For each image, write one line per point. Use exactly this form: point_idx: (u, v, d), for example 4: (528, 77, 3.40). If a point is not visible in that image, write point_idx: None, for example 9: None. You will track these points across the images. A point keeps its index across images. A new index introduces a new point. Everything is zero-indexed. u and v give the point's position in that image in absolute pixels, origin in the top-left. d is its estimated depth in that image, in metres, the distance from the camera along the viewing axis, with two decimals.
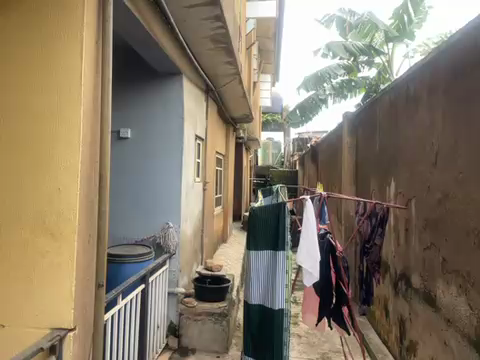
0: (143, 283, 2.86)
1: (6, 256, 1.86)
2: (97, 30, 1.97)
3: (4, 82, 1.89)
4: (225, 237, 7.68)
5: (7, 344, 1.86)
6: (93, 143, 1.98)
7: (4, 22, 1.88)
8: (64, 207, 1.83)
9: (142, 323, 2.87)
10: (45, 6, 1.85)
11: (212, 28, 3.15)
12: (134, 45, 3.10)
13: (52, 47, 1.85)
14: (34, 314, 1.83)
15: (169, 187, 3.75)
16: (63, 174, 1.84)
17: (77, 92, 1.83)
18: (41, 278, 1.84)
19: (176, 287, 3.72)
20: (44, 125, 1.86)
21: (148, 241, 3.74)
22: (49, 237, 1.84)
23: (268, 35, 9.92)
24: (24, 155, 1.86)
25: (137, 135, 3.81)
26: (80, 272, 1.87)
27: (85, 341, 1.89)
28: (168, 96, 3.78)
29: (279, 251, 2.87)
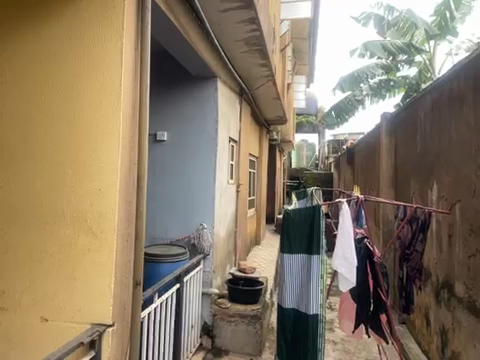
0: (178, 282, 2.92)
1: (51, 253, 1.96)
2: (136, 36, 2.03)
3: (50, 88, 1.99)
4: (259, 240, 7.67)
5: (51, 338, 1.95)
6: (132, 146, 2.04)
7: (50, 31, 1.98)
8: (104, 207, 1.91)
9: (176, 322, 2.93)
10: (88, 14, 1.93)
11: (246, 31, 3.17)
12: (171, 50, 3.19)
13: (93, 53, 1.94)
14: (75, 309, 1.92)
15: (204, 188, 3.80)
16: (103, 175, 1.92)
17: (116, 96, 1.91)
18: (82, 275, 1.92)
19: (210, 287, 3.76)
20: (85, 128, 1.94)
21: (182, 241, 3.81)
22: (90, 236, 1.92)
23: (303, 36, 9.83)
24: (67, 157, 1.96)
25: (172, 137, 3.89)
26: (119, 270, 1.93)
27: (123, 338, 1.96)
28: (203, 99, 3.83)
29: (314, 255, 2.84)
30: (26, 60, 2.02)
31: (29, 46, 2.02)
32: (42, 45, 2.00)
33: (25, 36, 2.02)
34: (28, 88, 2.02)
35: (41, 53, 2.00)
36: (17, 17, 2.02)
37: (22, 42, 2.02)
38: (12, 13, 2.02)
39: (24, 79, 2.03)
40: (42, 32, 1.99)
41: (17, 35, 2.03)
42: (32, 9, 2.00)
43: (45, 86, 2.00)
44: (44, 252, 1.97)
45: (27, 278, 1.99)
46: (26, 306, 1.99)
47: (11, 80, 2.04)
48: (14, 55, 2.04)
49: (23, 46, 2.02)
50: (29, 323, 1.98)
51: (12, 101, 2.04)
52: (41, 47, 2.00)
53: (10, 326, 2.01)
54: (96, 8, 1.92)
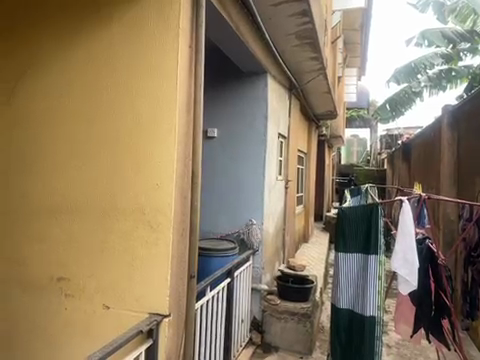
0: (229, 277, 2.95)
1: (111, 245, 2.07)
2: (191, 35, 2.07)
3: (109, 86, 2.08)
4: (307, 237, 7.54)
5: (111, 325, 2.05)
6: (187, 143, 2.08)
7: (107, 32, 2.07)
8: (161, 202, 1.97)
9: (227, 316, 2.97)
10: (146, 15, 2.00)
11: (298, 23, 3.10)
12: (223, 48, 3.23)
13: (150, 52, 2.00)
14: (134, 298, 2.01)
15: (253, 185, 3.80)
16: (160, 171, 1.98)
17: (172, 94, 1.95)
18: (141, 266, 2.00)
19: (259, 283, 3.79)
20: (143, 125, 2.01)
21: (232, 235, 3.86)
22: (148, 229, 1.99)
23: (355, 27, 9.45)
24: (126, 153, 2.04)
25: (222, 133, 3.93)
26: (175, 263, 1.99)
27: (178, 328, 2.02)
28: (252, 96, 3.83)
29: (371, 255, 2.74)
30: (88, 61, 2.12)
31: (88, 47, 2.12)
32: (100, 46, 2.09)
33: (84, 38, 2.12)
34: (89, 87, 2.12)
35: (99, 54, 2.10)
36: (78, 21, 2.12)
37: (81, 43, 2.13)
38: (71, 17, 2.14)
39: (83, 79, 2.13)
40: (99, 34, 2.09)
41: (77, 37, 2.14)
42: (90, 13, 2.10)
43: (104, 85, 2.09)
44: (106, 243, 2.08)
45: (91, 267, 2.11)
46: (89, 294, 2.11)
47: (72, 81, 2.15)
48: (74, 57, 2.15)
49: (83, 48, 2.12)
50: (91, 310, 2.10)
51: (73, 101, 2.15)
52: (100, 47, 2.09)
53: (75, 312, 2.13)
54: (152, 9, 1.98)
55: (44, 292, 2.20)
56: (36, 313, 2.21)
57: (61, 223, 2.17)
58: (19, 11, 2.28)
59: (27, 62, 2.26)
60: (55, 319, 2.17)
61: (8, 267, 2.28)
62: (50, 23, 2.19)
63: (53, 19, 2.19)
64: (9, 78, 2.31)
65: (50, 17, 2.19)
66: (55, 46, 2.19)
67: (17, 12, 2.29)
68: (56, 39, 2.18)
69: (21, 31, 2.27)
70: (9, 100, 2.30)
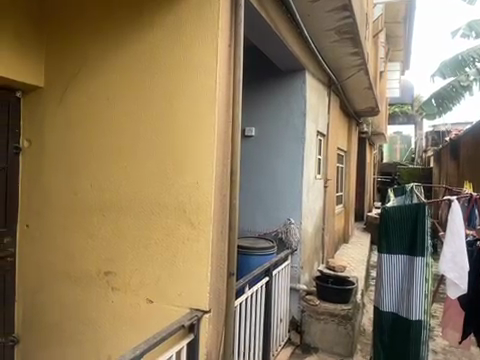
0: (268, 276, 2.94)
1: (154, 242, 2.14)
2: (229, 35, 2.10)
3: (152, 86, 2.15)
4: (347, 238, 7.34)
5: (155, 318, 2.13)
6: (226, 142, 2.11)
7: (151, 33, 2.14)
8: (201, 200, 2.02)
9: (266, 315, 2.96)
10: (186, 17, 2.05)
11: (337, 19, 3.04)
12: (262, 47, 3.23)
13: (190, 53, 2.05)
14: (176, 293, 2.07)
15: (291, 184, 3.77)
16: (200, 170, 2.02)
17: (212, 94, 1.99)
18: (182, 262, 2.06)
19: (297, 283, 3.77)
20: (186, 124, 2.06)
21: (270, 234, 3.85)
22: (189, 226, 2.05)
23: (397, 19, 9.09)
24: (169, 152, 2.10)
25: (261, 132, 3.92)
26: (214, 260, 2.03)
27: (218, 324, 2.05)
28: (289, 94, 3.80)
29: (417, 257, 2.66)
30: (131, 63, 2.20)
31: (131, 49, 2.20)
32: (142, 48, 2.17)
33: (127, 41, 2.21)
34: (132, 89, 2.20)
35: (142, 55, 2.17)
36: (123, 25, 2.21)
37: (125, 46, 2.21)
38: (118, 20, 2.22)
39: (128, 81, 2.21)
40: (143, 35, 2.16)
41: (121, 41, 2.22)
42: (133, 17, 2.18)
43: (148, 85, 2.16)
44: (149, 238, 2.16)
45: (135, 262, 2.20)
46: (134, 287, 2.20)
47: (116, 83, 2.24)
48: (118, 61, 2.23)
49: (127, 52, 2.21)
50: (136, 304, 2.19)
51: (117, 103, 2.24)
52: (142, 49, 2.17)
53: (121, 305, 2.23)
54: (191, 11, 2.03)
55: (92, 285, 2.32)
56: (86, 305, 2.33)
57: (108, 219, 2.27)
58: (65, 17, 2.38)
59: (75, 67, 2.36)
60: (103, 312, 2.28)
61: (60, 261, 2.41)
62: (95, 29, 2.29)
63: (99, 22, 2.27)
64: (59, 81, 2.41)
65: (97, 21, 2.28)
66: (102, 49, 2.27)
67: (62, 18, 2.39)
68: (103, 42, 2.26)
69: (70, 35, 2.36)
70: (59, 103, 2.40)
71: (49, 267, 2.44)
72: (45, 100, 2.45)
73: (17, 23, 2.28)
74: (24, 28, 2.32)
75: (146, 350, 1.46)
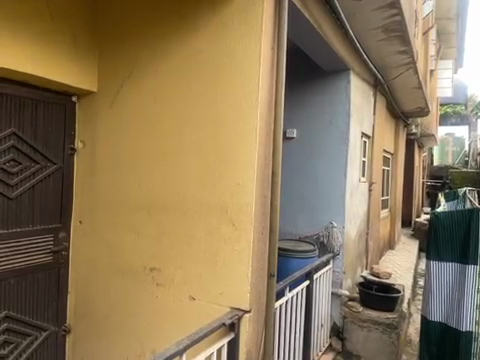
0: (308, 279, 2.90)
1: (196, 241, 2.20)
2: (273, 38, 2.12)
3: (197, 89, 2.21)
4: (392, 244, 7.04)
5: (197, 315, 2.18)
6: (268, 144, 2.12)
7: (196, 38, 2.20)
8: (242, 200, 2.05)
9: (307, 319, 2.92)
10: (230, 22, 2.10)
11: (384, 17, 2.95)
12: (305, 49, 3.21)
13: (234, 56, 2.09)
14: (217, 292, 2.11)
15: (334, 186, 3.69)
16: (242, 171, 2.05)
17: (255, 96, 2.02)
18: (224, 261, 2.10)
19: (339, 289, 3.68)
20: (228, 126, 2.10)
21: (311, 238, 3.77)
22: (231, 226, 2.08)
23: (449, 15, 8.58)
24: (212, 153, 2.15)
25: (302, 134, 3.86)
26: (255, 261, 2.05)
27: (258, 325, 2.06)
28: (332, 94, 3.73)
29: (469, 265, 2.52)
30: (177, 66, 2.28)
31: (177, 53, 2.28)
32: (187, 52, 2.24)
33: (173, 46, 2.29)
34: (177, 92, 2.28)
35: (187, 59, 2.24)
36: (169, 31, 2.30)
37: (171, 50, 2.30)
38: (165, 26, 2.31)
39: (173, 85, 2.29)
40: (189, 40, 2.23)
41: (168, 46, 2.31)
42: (179, 22, 2.26)
43: (193, 88, 2.22)
44: (192, 237, 2.22)
45: (178, 260, 2.27)
46: (178, 284, 2.27)
47: (163, 87, 2.33)
48: (165, 65, 2.32)
49: (173, 56, 2.29)
50: (179, 300, 2.26)
51: (163, 106, 2.33)
52: (187, 53, 2.24)
53: (166, 301, 2.31)
54: (235, 16, 2.08)
55: (138, 281, 2.42)
56: (133, 299, 2.44)
57: (154, 218, 2.36)
58: (116, 26, 2.51)
59: (125, 72, 2.48)
60: (149, 307, 2.37)
61: (109, 256, 2.54)
62: (143, 35, 2.40)
63: (148, 28, 2.38)
64: (111, 86, 2.54)
65: (146, 28, 2.39)
66: (150, 54, 2.37)
67: (114, 26, 2.52)
68: (151, 48, 2.37)
69: (121, 41, 2.49)
70: (111, 106, 2.54)
71: (99, 262, 2.57)
72: (97, 103, 2.59)
73: (74, 33, 2.45)
74: (80, 36, 2.48)
75: (189, 344, 1.53)
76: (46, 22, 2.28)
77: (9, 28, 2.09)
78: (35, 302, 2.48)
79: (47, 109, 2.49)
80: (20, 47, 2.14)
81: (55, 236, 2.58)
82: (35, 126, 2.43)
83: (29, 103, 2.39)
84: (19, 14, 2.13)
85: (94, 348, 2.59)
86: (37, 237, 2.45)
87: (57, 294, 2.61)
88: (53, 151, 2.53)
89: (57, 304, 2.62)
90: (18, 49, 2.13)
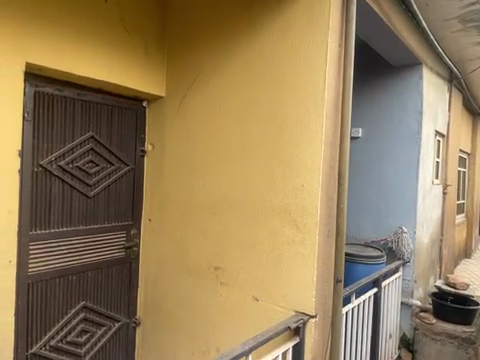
0: (376, 287, 2.75)
1: (259, 241, 2.20)
2: (340, 33, 2.05)
3: (261, 89, 2.21)
4: (469, 252, 6.43)
5: (259, 316, 2.19)
6: (334, 144, 2.05)
7: (260, 39, 2.21)
8: (307, 202, 2.00)
9: (374, 328, 2.77)
10: (295, 20, 2.07)
11: (462, 6, 2.71)
12: (374, 45, 3.03)
13: (299, 55, 2.05)
14: (281, 294, 2.09)
15: (405, 189, 3.46)
16: (307, 172, 2.00)
17: (321, 94, 1.97)
18: (288, 263, 2.07)
19: (410, 298, 3.41)
20: (293, 126, 2.07)
21: (378, 243, 3.55)
22: (295, 228, 2.04)
23: None
24: (276, 154, 2.13)
25: (369, 133, 3.67)
26: (320, 265, 1.99)
27: (324, 331, 2.01)
28: (402, 91, 3.51)
29: None
30: (241, 67, 2.29)
31: (241, 54, 2.29)
32: (252, 52, 2.25)
33: (237, 48, 2.31)
34: (241, 94, 2.30)
35: (251, 59, 2.25)
36: (234, 33, 2.33)
37: (236, 51, 2.32)
38: (230, 28, 2.35)
39: (237, 87, 2.31)
40: (253, 41, 2.24)
41: (233, 48, 2.33)
42: (244, 24, 2.28)
43: (257, 89, 2.22)
44: (255, 238, 2.22)
45: (242, 260, 2.28)
46: (241, 284, 2.28)
47: (227, 89, 2.37)
48: (229, 67, 2.35)
49: (237, 58, 2.31)
50: (243, 300, 2.27)
51: (228, 107, 2.36)
52: (252, 54, 2.25)
53: (229, 300, 2.34)
54: (300, 13, 2.04)
55: (203, 279, 2.48)
56: (197, 296, 2.51)
57: (217, 218, 2.40)
58: (184, 31, 2.60)
59: (191, 76, 2.56)
60: (213, 305, 2.43)
61: (175, 254, 2.64)
62: (209, 38, 2.45)
63: (213, 32, 2.43)
64: (178, 90, 2.64)
65: (211, 31, 2.44)
66: (215, 57, 2.42)
67: (182, 32, 2.61)
68: (216, 51, 2.42)
69: (187, 47, 2.57)
70: (178, 109, 2.64)
71: (166, 259, 2.69)
72: (166, 107, 2.71)
73: (145, 41, 2.58)
74: (150, 44, 2.61)
75: (255, 346, 1.56)
76: (121, 33, 2.43)
77: (89, 40, 2.26)
78: (109, 294, 2.63)
79: (120, 113, 2.64)
80: (99, 57, 2.31)
81: (127, 233, 2.74)
82: (110, 129, 2.58)
83: (105, 108, 2.55)
84: (98, 27, 2.30)
85: (161, 341, 2.71)
86: (111, 234, 2.61)
87: (128, 287, 2.77)
88: (125, 153, 2.68)
89: (128, 297, 2.78)
90: (97, 58, 2.30)
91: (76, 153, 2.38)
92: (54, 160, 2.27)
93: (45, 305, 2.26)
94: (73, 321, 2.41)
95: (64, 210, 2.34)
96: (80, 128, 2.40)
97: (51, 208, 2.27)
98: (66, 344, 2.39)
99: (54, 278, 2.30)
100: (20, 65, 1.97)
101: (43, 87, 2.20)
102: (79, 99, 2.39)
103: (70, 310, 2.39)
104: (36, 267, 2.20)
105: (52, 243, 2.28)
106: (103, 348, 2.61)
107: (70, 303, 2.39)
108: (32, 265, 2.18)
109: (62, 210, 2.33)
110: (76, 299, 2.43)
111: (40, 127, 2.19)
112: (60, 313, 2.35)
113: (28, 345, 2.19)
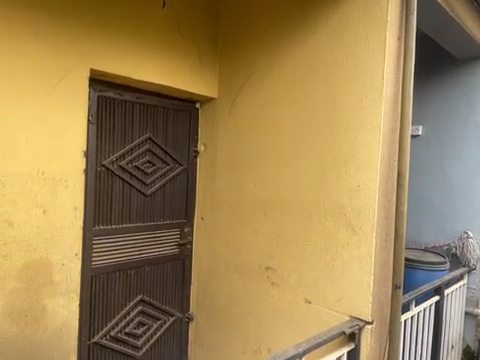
0: (438, 295, 2.55)
1: (312, 243, 2.15)
2: (399, 26, 1.94)
3: (314, 87, 2.16)
4: None
5: (312, 319, 2.15)
6: (393, 143, 1.95)
7: (313, 37, 2.17)
8: (363, 204, 1.93)
9: (435, 338, 2.60)
10: (351, 16, 2.00)
11: None
12: (434, 37, 2.85)
13: (355, 51, 1.99)
14: (335, 298, 2.04)
15: (471, 191, 3.21)
16: (363, 172, 1.93)
17: (378, 91, 1.89)
18: (342, 266, 2.01)
19: (475, 308, 3.16)
20: (348, 125, 2.00)
21: (440, 249, 3.32)
22: (350, 231, 1.98)
23: None
24: (330, 153, 2.08)
25: (431, 131, 3.43)
26: (378, 270, 1.91)
27: (381, 338, 1.93)
28: (469, 85, 3.26)
29: None
30: (294, 65, 2.27)
31: (294, 53, 2.27)
32: (305, 51, 2.21)
33: (290, 46, 2.29)
34: (293, 93, 2.27)
35: (305, 57, 2.21)
36: (287, 31, 2.31)
37: (288, 50, 2.30)
38: (283, 27, 2.33)
39: (289, 85, 2.29)
40: (306, 39, 2.21)
41: (285, 46, 2.32)
42: (297, 23, 2.25)
43: (310, 87, 2.18)
44: (307, 240, 2.18)
45: (293, 261, 2.25)
46: (292, 286, 2.25)
47: (279, 88, 2.35)
48: (281, 66, 2.33)
49: (290, 57, 2.29)
50: (294, 302, 2.24)
51: (280, 107, 2.34)
52: (305, 53, 2.21)
53: (281, 301, 2.33)
54: (356, 9, 1.98)
55: (254, 278, 2.49)
56: (249, 295, 2.53)
57: (269, 218, 2.39)
58: (236, 33, 2.63)
59: (243, 77, 2.57)
60: (264, 305, 2.43)
61: (226, 253, 2.67)
62: (261, 39, 2.46)
63: (265, 31, 2.43)
64: (230, 91, 2.67)
65: (263, 32, 2.44)
66: (267, 57, 2.42)
67: (234, 33, 2.64)
68: (268, 50, 2.41)
69: (240, 48, 2.60)
70: (230, 110, 2.67)
71: (217, 258, 2.74)
72: (218, 108, 2.76)
73: (199, 44, 2.65)
74: (203, 47, 2.67)
75: (308, 349, 1.54)
76: (176, 37, 2.52)
77: (147, 46, 2.36)
78: (164, 290, 2.73)
79: (175, 115, 2.73)
80: (155, 62, 2.41)
81: (181, 231, 2.82)
82: (166, 130, 2.68)
83: (161, 110, 2.65)
84: (155, 33, 2.40)
85: (213, 338, 2.77)
86: (166, 231, 2.71)
87: (181, 283, 2.85)
88: (180, 153, 2.77)
89: (182, 293, 2.86)
90: (153, 63, 2.40)
91: (134, 153, 2.50)
92: (115, 160, 2.40)
93: (106, 297, 2.40)
94: (131, 314, 2.54)
95: (124, 207, 2.47)
96: (138, 129, 2.52)
97: (112, 206, 2.41)
98: (125, 335, 2.52)
99: (115, 272, 2.44)
100: (86, 72, 2.12)
101: (105, 92, 2.34)
102: (138, 102, 2.51)
103: (129, 303, 2.52)
104: (98, 261, 2.34)
105: (113, 239, 2.42)
106: (158, 341, 2.71)
107: (128, 296, 2.52)
108: (95, 259, 2.33)
109: (122, 208, 2.46)
110: (134, 293, 2.55)
111: (102, 130, 2.33)
112: (120, 305, 2.48)
113: (91, 334, 2.34)
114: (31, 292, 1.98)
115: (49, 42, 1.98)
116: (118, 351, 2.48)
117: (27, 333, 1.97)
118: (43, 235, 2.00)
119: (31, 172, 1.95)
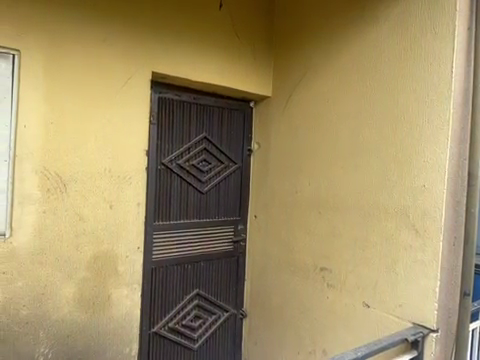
0: None
1: (371, 244, 2.08)
2: (470, 15, 1.81)
3: (375, 83, 2.08)
4: None
5: (371, 323, 2.08)
6: (463, 140, 1.82)
7: (373, 30, 2.09)
8: (428, 204, 1.83)
9: None
10: (415, 7, 1.90)
11: None
12: None
13: (420, 43, 1.88)
14: (396, 303, 1.95)
15: None
16: (429, 172, 1.83)
17: (446, 85, 1.77)
18: (404, 270, 1.92)
19: None
20: (412, 122, 1.90)
21: None
22: (413, 233, 1.89)
23: None
24: (391, 151, 1.99)
25: None
26: (444, 275, 1.81)
27: (447, 347, 1.83)
28: None
29: None
30: (353, 61, 2.20)
31: (352, 48, 2.20)
32: (364, 45, 2.14)
33: (348, 41, 2.23)
34: (351, 89, 2.20)
35: (364, 52, 2.14)
36: (345, 26, 2.24)
37: (346, 45, 2.24)
38: (340, 23, 2.27)
39: (347, 81, 2.22)
40: (365, 33, 2.13)
41: (343, 41, 2.26)
42: (356, 17, 2.18)
43: (370, 82, 2.10)
44: (366, 241, 2.11)
45: (350, 262, 2.19)
46: (349, 288, 2.20)
47: (336, 84, 2.29)
48: (339, 62, 2.28)
49: (347, 52, 2.23)
50: (352, 305, 2.19)
51: (337, 104, 2.28)
52: (364, 47, 2.14)
53: (337, 303, 2.27)
54: None
55: (308, 278, 2.46)
56: (303, 295, 2.50)
57: (325, 217, 2.35)
58: (291, 30, 2.61)
59: (299, 74, 2.55)
60: (320, 306, 2.38)
61: (280, 252, 2.67)
62: (317, 35, 2.42)
63: (321, 28, 2.39)
64: (285, 89, 2.66)
65: (320, 28, 2.40)
66: (324, 53, 2.37)
67: (289, 31, 2.62)
68: (325, 46, 2.36)
69: (295, 45, 2.57)
70: (284, 108, 2.65)
71: (271, 256, 2.74)
72: (273, 107, 2.75)
73: (254, 43, 2.66)
74: (258, 46, 2.68)
75: (367, 353, 1.54)
76: (232, 38, 2.55)
77: (204, 47, 2.43)
78: (218, 285, 2.80)
79: (230, 114, 2.77)
80: (212, 63, 2.47)
81: (235, 228, 2.86)
82: (221, 129, 2.73)
83: (217, 110, 2.70)
84: (212, 35, 2.46)
85: (266, 335, 2.78)
86: (221, 228, 2.77)
87: (235, 280, 2.90)
88: (234, 152, 2.81)
89: (235, 289, 2.90)
90: (210, 64, 2.46)
91: (192, 152, 2.59)
92: (174, 159, 2.50)
93: (165, 289, 2.52)
94: (187, 306, 2.63)
95: (181, 204, 2.56)
96: (195, 129, 2.60)
97: (171, 203, 2.51)
98: (182, 327, 2.62)
99: (173, 266, 2.54)
100: (148, 75, 2.22)
101: (166, 94, 2.44)
102: (195, 103, 2.59)
103: (185, 296, 2.62)
104: (158, 254, 2.46)
105: (172, 234, 2.52)
106: (213, 335, 2.79)
107: (185, 289, 2.62)
108: (155, 252, 2.44)
109: (179, 205, 2.55)
110: (190, 286, 2.64)
111: (163, 130, 2.44)
112: (177, 298, 2.58)
113: (151, 324, 2.46)
114: (99, 282, 2.12)
115: (116, 48, 2.11)
116: (176, 342, 2.59)
117: (96, 320, 2.13)
118: (109, 229, 2.14)
119: (99, 170, 2.09)
